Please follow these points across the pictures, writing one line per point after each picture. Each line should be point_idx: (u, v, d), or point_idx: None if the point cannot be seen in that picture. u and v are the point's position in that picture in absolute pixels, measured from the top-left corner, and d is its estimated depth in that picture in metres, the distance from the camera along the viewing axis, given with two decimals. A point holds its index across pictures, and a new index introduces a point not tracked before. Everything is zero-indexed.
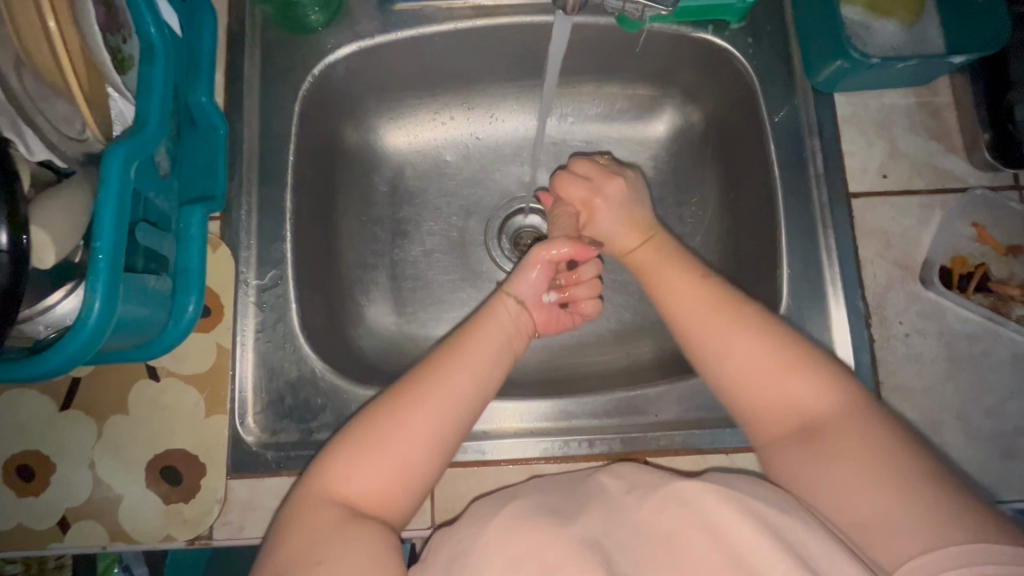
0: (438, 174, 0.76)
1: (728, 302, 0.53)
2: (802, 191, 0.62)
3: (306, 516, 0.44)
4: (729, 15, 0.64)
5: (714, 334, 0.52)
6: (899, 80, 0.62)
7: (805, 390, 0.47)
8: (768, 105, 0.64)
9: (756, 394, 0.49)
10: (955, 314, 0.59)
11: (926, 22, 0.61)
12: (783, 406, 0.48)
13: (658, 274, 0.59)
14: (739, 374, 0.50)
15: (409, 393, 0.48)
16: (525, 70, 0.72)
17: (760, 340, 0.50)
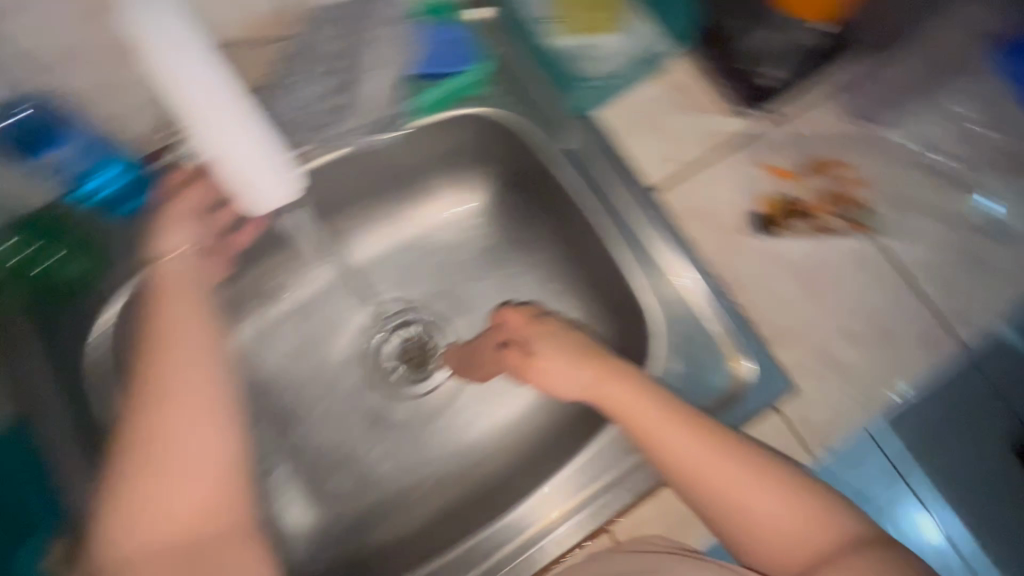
0: (304, 335, 0.78)
1: (715, 437, 0.51)
2: (610, 207, 0.66)
3: (122, 523, 0.42)
4: (474, 89, 0.69)
5: (715, 470, 0.49)
6: (641, 78, 0.67)
7: (795, 515, 0.47)
8: (546, 147, 0.69)
9: (746, 522, 0.48)
10: (789, 247, 0.63)
11: (638, 24, 0.67)
12: (775, 534, 0.48)
13: (637, 399, 0.53)
14: (750, 515, 0.48)
15: (146, 402, 0.47)
16: (330, 210, 0.75)
17: (760, 471, 0.49)
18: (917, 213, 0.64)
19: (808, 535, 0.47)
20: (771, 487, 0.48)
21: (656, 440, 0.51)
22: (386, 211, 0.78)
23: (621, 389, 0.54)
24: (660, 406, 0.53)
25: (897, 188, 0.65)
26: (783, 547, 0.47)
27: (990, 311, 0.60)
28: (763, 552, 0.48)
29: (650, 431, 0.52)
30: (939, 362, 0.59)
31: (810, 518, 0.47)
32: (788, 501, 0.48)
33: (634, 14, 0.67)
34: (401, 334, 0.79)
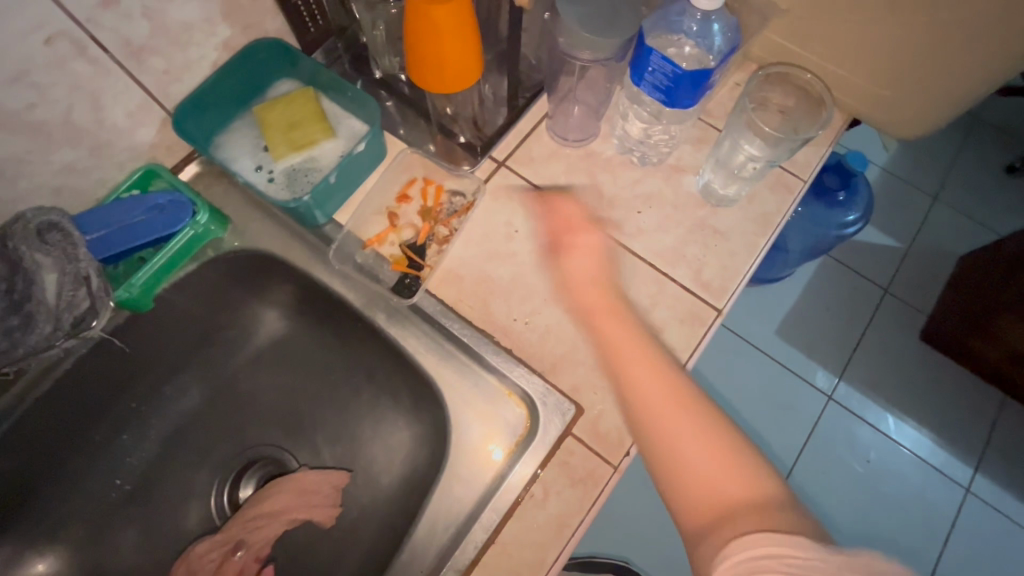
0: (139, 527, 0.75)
1: (685, 397, 0.53)
2: (373, 297, 0.68)
3: None
4: (212, 233, 0.70)
5: (670, 414, 0.52)
6: (363, 170, 0.71)
7: (728, 475, 0.47)
8: (300, 263, 0.71)
9: (673, 466, 0.49)
10: (542, 279, 0.67)
11: (343, 124, 0.72)
12: (690, 478, 0.48)
13: (644, 344, 0.57)
14: (682, 468, 0.49)
15: None
16: (121, 391, 0.74)
17: (704, 432, 0.50)
18: (643, 209, 0.70)
19: (724, 493, 0.46)
20: (714, 445, 0.49)
21: (637, 368, 0.55)
22: (188, 367, 0.79)
23: (616, 326, 0.58)
24: (653, 359, 0.56)
25: (622, 193, 0.71)
26: (703, 501, 0.46)
27: (724, 277, 0.67)
28: (695, 498, 0.47)
29: (628, 351, 0.57)
30: (700, 338, 0.64)
31: (734, 488, 0.46)
32: (713, 448, 0.49)
33: (336, 117, 0.72)
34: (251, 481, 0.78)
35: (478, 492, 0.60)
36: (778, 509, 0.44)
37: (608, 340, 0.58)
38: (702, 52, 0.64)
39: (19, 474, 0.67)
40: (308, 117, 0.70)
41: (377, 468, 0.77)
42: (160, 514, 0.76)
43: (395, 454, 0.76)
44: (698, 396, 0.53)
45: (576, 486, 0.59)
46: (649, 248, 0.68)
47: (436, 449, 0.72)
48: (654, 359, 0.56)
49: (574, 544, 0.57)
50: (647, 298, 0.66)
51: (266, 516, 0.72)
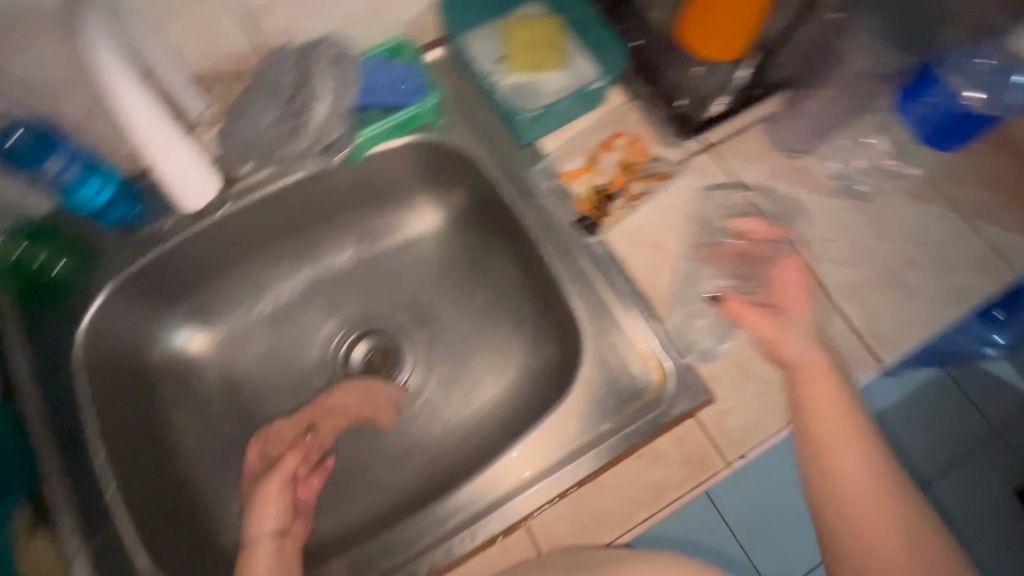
0: (266, 347, 0.82)
1: (886, 477, 0.54)
2: (551, 225, 0.71)
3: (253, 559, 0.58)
4: (428, 117, 0.74)
5: (874, 488, 0.53)
6: (579, 109, 0.74)
7: (892, 545, 0.52)
8: (493, 170, 0.74)
9: (881, 528, 0.52)
10: (712, 266, 0.68)
11: (576, 60, 0.75)
12: (877, 469, 0.54)
13: (840, 415, 0.55)
14: (855, 518, 0.53)
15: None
16: (294, 227, 0.80)
17: (905, 534, 0.52)
18: (834, 238, 0.69)
19: (902, 563, 0.51)
20: (867, 488, 0.53)
21: (816, 466, 0.55)
22: (350, 229, 0.84)
23: (820, 387, 0.56)
24: (850, 438, 0.55)
25: (818, 215, 0.70)
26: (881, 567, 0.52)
27: (898, 332, 0.65)
28: (870, 569, 0.52)
29: (812, 463, 0.56)
30: (849, 379, 0.63)
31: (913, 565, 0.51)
32: (893, 529, 0.52)
33: (573, 51, 0.75)
34: (363, 347, 0.83)
35: (591, 432, 0.63)
36: None
37: (806, 399, 0.57)
38: (993, 108, 0.62)
39: (201, 263, 0.76)
40: (549, 46, 0.74)
41: (480, 380, 0.80)
42: (284, 341, 0.83)
43: (499, 374, 0.80)
44: (863, 454, 0.54)
45: (685, 465, 0.60)
46: (830, 277, 0.67)
47: (545, 382, 0.75)
48: (862, 448, 0.55)
49: (665, 513, 0.59)
50: None
51: (328, 406, 0.75)
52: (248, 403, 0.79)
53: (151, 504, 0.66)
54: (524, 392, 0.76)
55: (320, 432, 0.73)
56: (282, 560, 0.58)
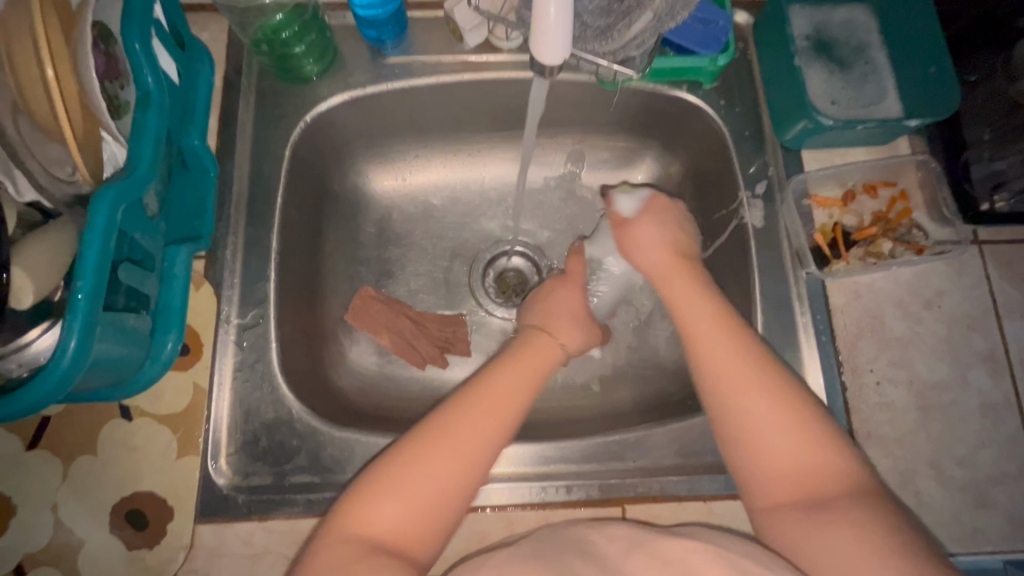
0: (424, 217, 0.79)
1: (795, 407, 0.50)
2: (773, 239, 0.65)
3: (501, 378, 0.56)
4: (701, 76, 0.68)
5: (742, 395, 0.52)
6: (861, 139, 0.66)
7: (782, 431, 0.49)
8: (740, 157, 0.68)
9: (789, 467, 0.48)
10: (923, 363, 0.61)
11: (886, 85, 0.66)
12: (790, 469, 0.48)
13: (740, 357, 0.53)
14: (760, 447, 0.49)
15: (489, 371, 0.57)
16: (511, 121, 0.76)
17: (775, 403, 0.50)
18: None
19: (800, 459, 0.48)
20: (783, 416, 0.50)
21: (727, 396, 0.52)
22: (552, 147, 0.79)
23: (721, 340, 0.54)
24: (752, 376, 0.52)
25: None
26: (776, 460, 0.48)
27: None
28: (763, 472, 0.49)
29: (723, 388, 0.52)
30: (1013, 550, 0.56)
31: (813, 461, 0.48)
32: (777, 407, 0.50)
33: (886, 75, 0.66)
34: (511, 260, 0.79)
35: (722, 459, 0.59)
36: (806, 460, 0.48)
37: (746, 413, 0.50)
38: None
39: (415, 116, 0.73)
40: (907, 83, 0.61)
41: (611, 351, 0.75)
42: (440, 215, 0.79)
43: (636, 352, 0.74)
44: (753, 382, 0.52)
45: None
46: None
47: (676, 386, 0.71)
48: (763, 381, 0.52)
49: None
50: (1000, 470, 0.58)
51: (381, 310, 0.73)
52: (388, 259, 0.77)
53: (297, 314, 0.67)
54: (652, 385, 0.72)
55: (379, 309, 0.73)
56: (495, 430, 0.53)
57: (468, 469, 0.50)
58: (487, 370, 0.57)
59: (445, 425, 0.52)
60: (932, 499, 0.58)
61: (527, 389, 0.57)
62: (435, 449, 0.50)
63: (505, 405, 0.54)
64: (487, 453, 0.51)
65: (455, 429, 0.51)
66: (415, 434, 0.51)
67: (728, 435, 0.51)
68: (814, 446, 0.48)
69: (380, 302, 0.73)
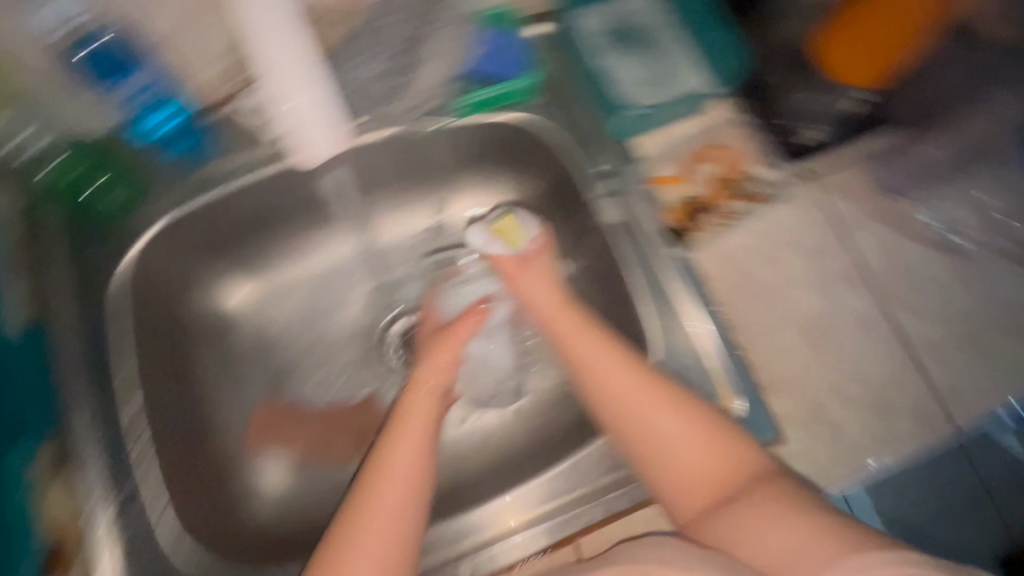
0: (299, 311, 0.75)
1: (702, 418, 0.52)
2: (635, 229, 0.67)
3: (393, 446, 0.55)
4: (520, 96, 0.69)
5: (649, 410, 0.53)
6: (681, 114, 0.69)
7: (695, 443, 0.51)
8: (581, 161, 0.70)
9: (703, 475, 0.51)
10: (799, 299, 0.64)
11: (683, 66, 0.71)
12: (707, 478, 0.51)
13: (644, 380, 0.54)
14: (676, 461, 0.51)
15: (383, 442, 0.56)
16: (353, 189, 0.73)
17: (685, 414, 0.52)
18: (927, 290, 0.65)
19: (715, 467, 0.51)
20: (693, 432, 0.52)
21: (642, 420, 0.53)
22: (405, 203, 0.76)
23: (608, 361, 0.56)
24: (656, 388, 0.54)
25: (910, 265, 0.66)
26: (690, 473, 0.51)
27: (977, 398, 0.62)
28: (678, 483, 0.51)
29: (642, 411, 0.53)
30: (926, 441, 0.60)
31: (719, 462, 0.51)
32: (686, 418, 0.52)
33: (681, 57, 0.71)
34: (406, 322, 0.75)
35: None
36: (724, 454, 0.51)
37: (658, 431, 0.52)
38: None
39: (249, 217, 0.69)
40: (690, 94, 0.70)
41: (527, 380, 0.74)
42: (316, 303, 0.76)
43: (554, 376, 0.72)
44: (678, 410, 0.53)
45: None
46: (919, 333, 0.64)
47: None
48: (664, 395, 0.53)
49: None
50: (892, 372, 0.63)
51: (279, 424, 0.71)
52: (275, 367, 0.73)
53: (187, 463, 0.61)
54: None
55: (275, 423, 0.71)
56: (409, 493, 0.51)
57: (392, 547, 0.49)
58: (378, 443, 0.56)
59: (352, 516, 0.50)
60: (847, 421, 0.61)
61: (420, 442, 0.55)
62: (349, 547, 0.48)
63: (411, 471, 0.53)
64: (410, 521, 0.50)
65: (366, 517, 0.50)
66: (326, 538, 0.50)
67: (645, 458, 0.53)
68: (727, 445, 0.51)
69: (278, 417, 0.71)
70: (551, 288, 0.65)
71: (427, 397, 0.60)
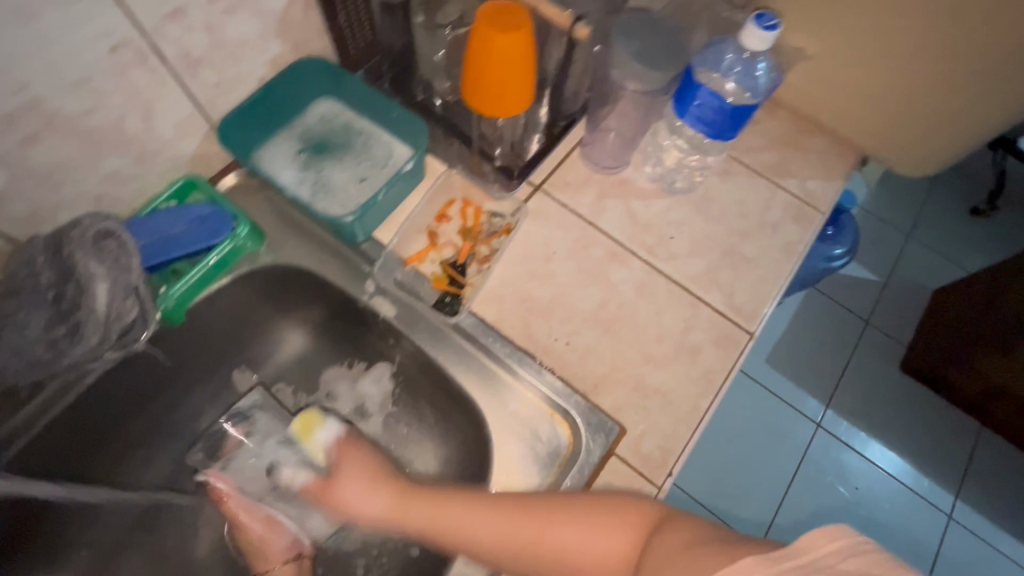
0: None
1: (588, 510, 0.53)
2: (415, 314, 0.68)
3: None
4: (247, 247, 0.68)
5: (540, 535, 0.53)
6: (402, 191, 0.71)
7: (594, 537, 0.52)
8: (338, 277, 0.70)
9: (614, 556, 0.52)
10: (580, 298, 0.68)
11: (381, 143, 0.72)
12: (615, 560, 0.52)
13: (527, 511, 0.55)
14: (584, 558, 0.53)
15: None
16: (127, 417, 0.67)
17: (572, 517, 0.53)
18: (674, 234, 0.73)
19: (619, 545, 0.52)
20: (585, 526, 0.53)
21: (543, 548, 0.53)
22: None
23: (481, 517, 0.55)
24: (541, 511, 0.54)
25: (652, 220, 0.73)
26: (605, 564, 0.52)
27: (755, 300, 0.69)
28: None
29: (536, 538, 0.53)
30: (734, 360, 0.66)
31: (617, 539, 0.52)
32: (578, 522, 0.53)
33: (376, 136, 0.72)
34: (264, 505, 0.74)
35: None
36: (616, 529, 0.52)
37: (557, 545, 0.53)
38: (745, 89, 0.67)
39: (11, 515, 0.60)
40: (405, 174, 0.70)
41: None
42: None
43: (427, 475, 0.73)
44: (549, 517, 0.54)
45: None
46: (686, 272, 0.70)
47: (466, 470, 0.70)
48: (551, 513, 0.54)
49: None
50: (683, 316, 0.68)
51: None
52: None
53: None
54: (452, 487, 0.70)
55: None
56: None
57: None
58: None
59: None
60: (668, 380, 0.65)
61: None
62: None
63: None
64: None
65: None
66: None
67: (566, 574, 0.53)
68: (622, 519, 0.52)
69: None
70: (367, 487, 0.62)
71: None
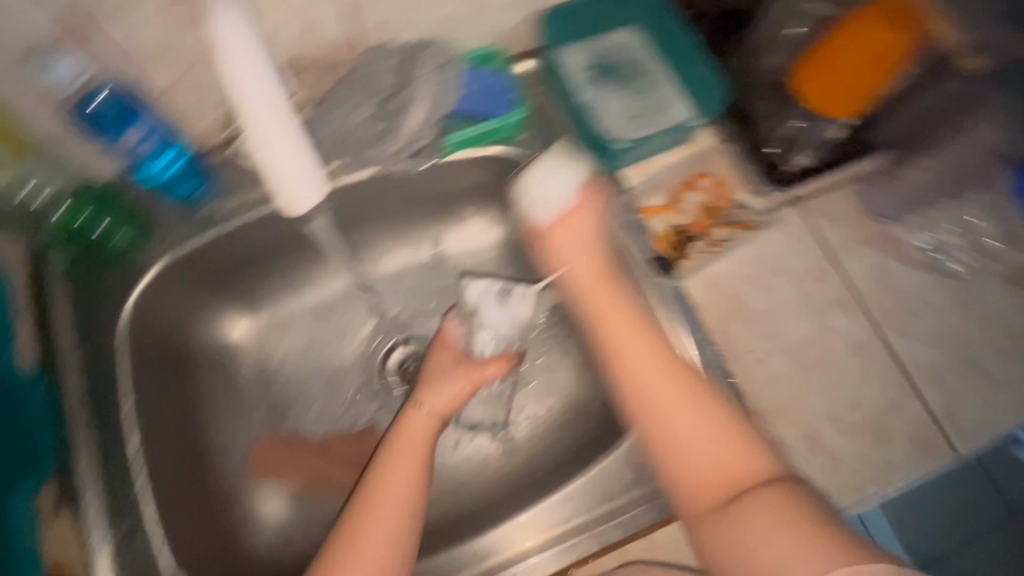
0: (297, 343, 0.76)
1: (730, 421, 0.51)
2: None
3: (381, 483, 0.54)
4: (511, 131, 0.71)
5: (683, 396, 0.51)
6: (668, 143, 0.70)
7: (720, 442, 0.50)
8: None
9: (721, 474, 0.49)
10: (790, 326, 0.64)
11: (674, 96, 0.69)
12: (720, 476, 0.49)
13: (682, 376, 0.53)
14: (690, 452, 0.50)
15: (370, 475, 0.56)
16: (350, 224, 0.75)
17: (712, 415, 0.51)
18: (920, 314, 0.65)
19: (735, 468, 0.49)
20: (717, 428, 0.50)
21: (658, 408, 0.51)
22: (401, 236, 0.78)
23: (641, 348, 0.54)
24: (692, 391, 0.52)
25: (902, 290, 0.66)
26: (709, 476, 0.49)
27: (978, 424, 0.61)
28: (690, 480, 0.49)
29: (666, 399, 0.51)
30: (923, 468, 0.60)
31: (744, 465, 0.49)
32: (716, 419, 0.50)
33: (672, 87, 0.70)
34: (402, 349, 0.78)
35: None
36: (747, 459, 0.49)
37: (672, 420, 0.51)
38: None
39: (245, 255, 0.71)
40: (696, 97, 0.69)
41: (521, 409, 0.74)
42: None
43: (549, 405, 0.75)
44: (698, 398, 0.51)
45: None
46: (913, 358, 0.63)
47: (590, 422, 0.71)
48: (702, 398, 0.51)
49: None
50: (888, 399, 0.62)
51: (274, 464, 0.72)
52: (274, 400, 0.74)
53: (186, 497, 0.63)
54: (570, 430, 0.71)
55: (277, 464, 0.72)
56: (397, 528, 0.52)
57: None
58: (364, 481, 0.56)
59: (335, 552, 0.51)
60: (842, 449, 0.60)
61: (408, 483, 0.55)
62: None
63: (394, 514, 0.53)
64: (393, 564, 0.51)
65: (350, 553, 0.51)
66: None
67: (662, 452, 0.51)
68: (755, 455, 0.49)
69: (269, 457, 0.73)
70: (585, 241, 0.59)
71: (424, 425, 0.60)
